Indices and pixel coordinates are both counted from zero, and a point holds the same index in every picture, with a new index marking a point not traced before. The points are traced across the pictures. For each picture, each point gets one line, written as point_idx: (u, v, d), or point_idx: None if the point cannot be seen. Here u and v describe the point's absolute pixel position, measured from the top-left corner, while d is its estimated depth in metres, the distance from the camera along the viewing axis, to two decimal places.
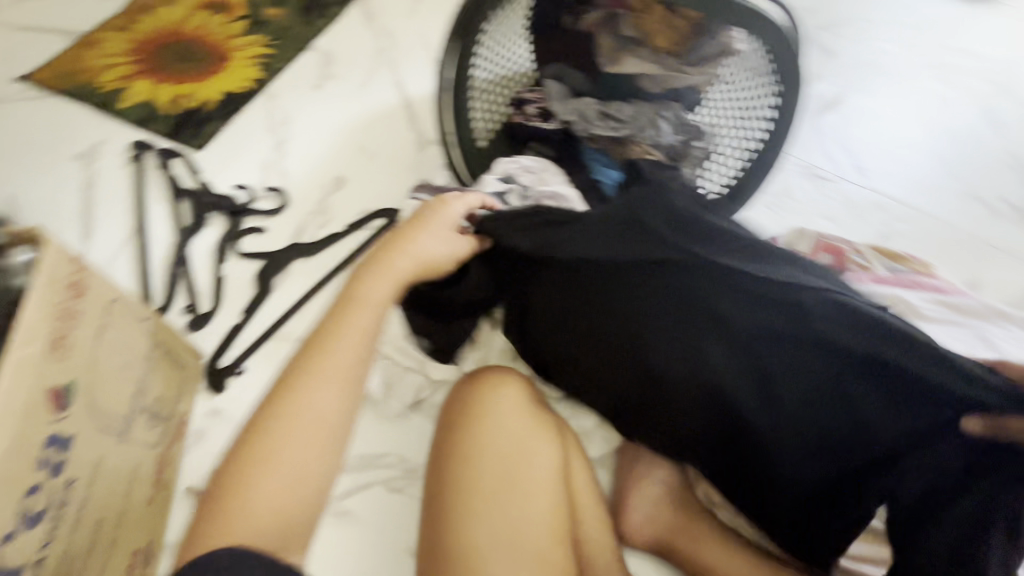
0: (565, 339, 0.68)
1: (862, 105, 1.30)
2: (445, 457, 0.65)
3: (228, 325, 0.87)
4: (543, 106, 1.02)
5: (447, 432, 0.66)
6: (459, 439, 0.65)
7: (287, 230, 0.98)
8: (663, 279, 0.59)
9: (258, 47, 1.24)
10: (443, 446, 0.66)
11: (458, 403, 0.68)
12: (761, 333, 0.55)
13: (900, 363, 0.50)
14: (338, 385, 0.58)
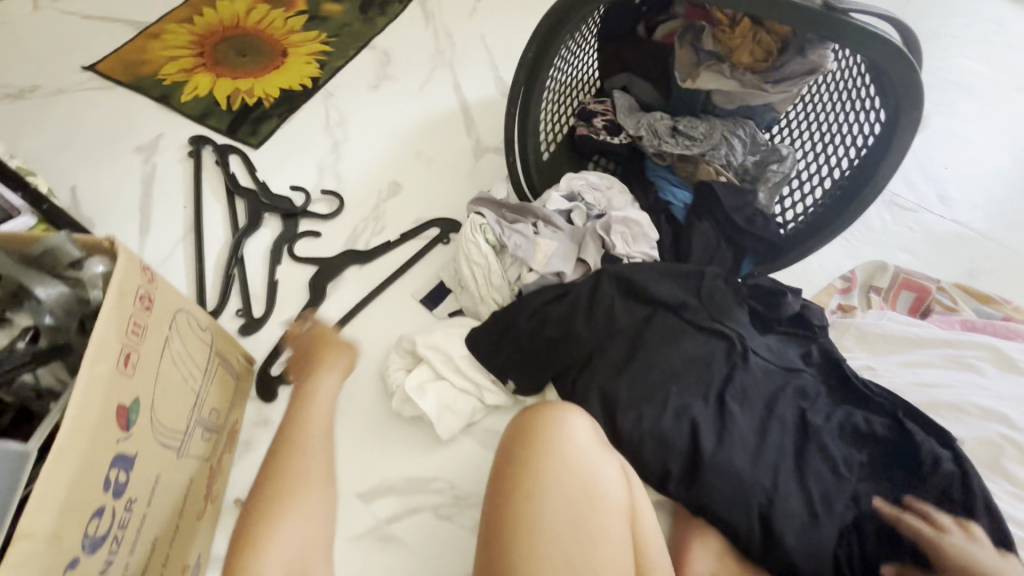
0: (604, 394, 0.69)
1: (946, 128, 1.21)
2: (503, 492, 0.61)
3: (279, 331, 0.86)
4: (610, 119, 0.96)
5: (509, 464, 0.62)
6: (521, 474, 0.61)
7: (341, 235, 0.96)
8: (703, 352, 0.74)
9: (317, 43, 1.22)
10: (501, 479, 0.62)
11: (521, 434, 0.64)
12: (775, 405, 0.72)
13: (871, 429, 0.69)
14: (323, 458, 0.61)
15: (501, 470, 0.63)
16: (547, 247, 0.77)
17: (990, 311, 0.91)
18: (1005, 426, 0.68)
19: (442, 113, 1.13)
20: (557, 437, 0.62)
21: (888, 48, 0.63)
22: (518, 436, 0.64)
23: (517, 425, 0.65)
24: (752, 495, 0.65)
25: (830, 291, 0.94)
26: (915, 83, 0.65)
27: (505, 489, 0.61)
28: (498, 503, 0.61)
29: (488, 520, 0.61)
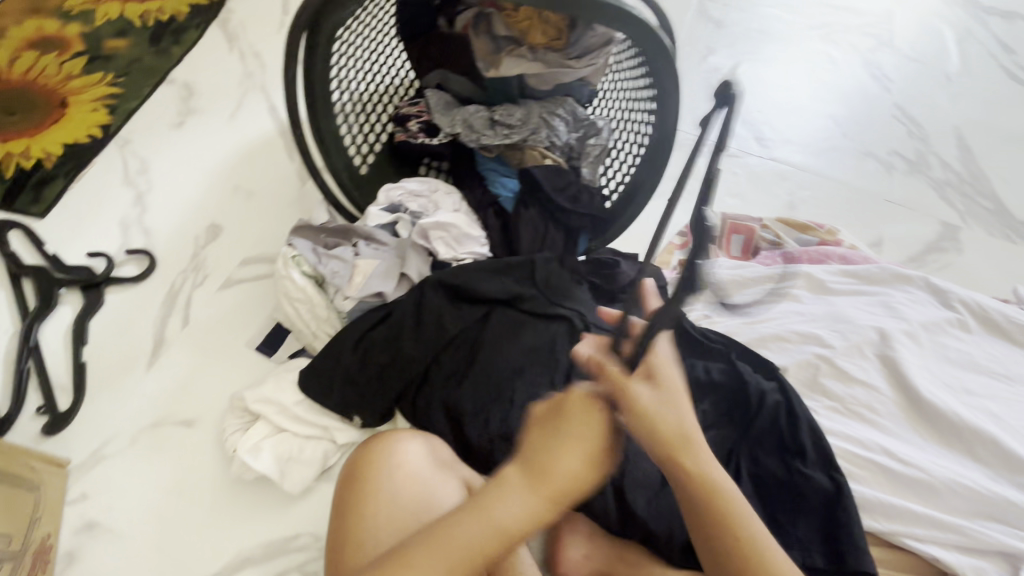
0: (446, 404, 0.68)
1: (756, 75, 1.30)
2: (474, 545, 0.49)
3: (96, 420, 0.76)
4: (426, 119, 0.94)
5: (511, 501, 0.50)
6: (498, 522, 0.49)
7: (157, 295, 0.87)
8: (541, 337, 0.72)
9: (103, 86, 1.09)
10: (476, 532, 0.49)
11: (536, 459, 0.50)
12: None
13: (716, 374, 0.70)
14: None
15: (489, 506, 0.50)
16: (366, 267, 0.73)
17: (808, 238, 0.98)
18: (819, 345, 0.73)
19: (259, 141, 1.05)
20: (582, 468, 0.49)
21: (641, 27, 0.63)
22: (546, 454, 0.50)
23: (535, 450, 0.50)
24: (602, 472, 0.65)
25: (670, 248, 0.97)
26: (670, 58, 0.66)
27: (486, 546, 0.49)
28: (449, 558, 0.49)
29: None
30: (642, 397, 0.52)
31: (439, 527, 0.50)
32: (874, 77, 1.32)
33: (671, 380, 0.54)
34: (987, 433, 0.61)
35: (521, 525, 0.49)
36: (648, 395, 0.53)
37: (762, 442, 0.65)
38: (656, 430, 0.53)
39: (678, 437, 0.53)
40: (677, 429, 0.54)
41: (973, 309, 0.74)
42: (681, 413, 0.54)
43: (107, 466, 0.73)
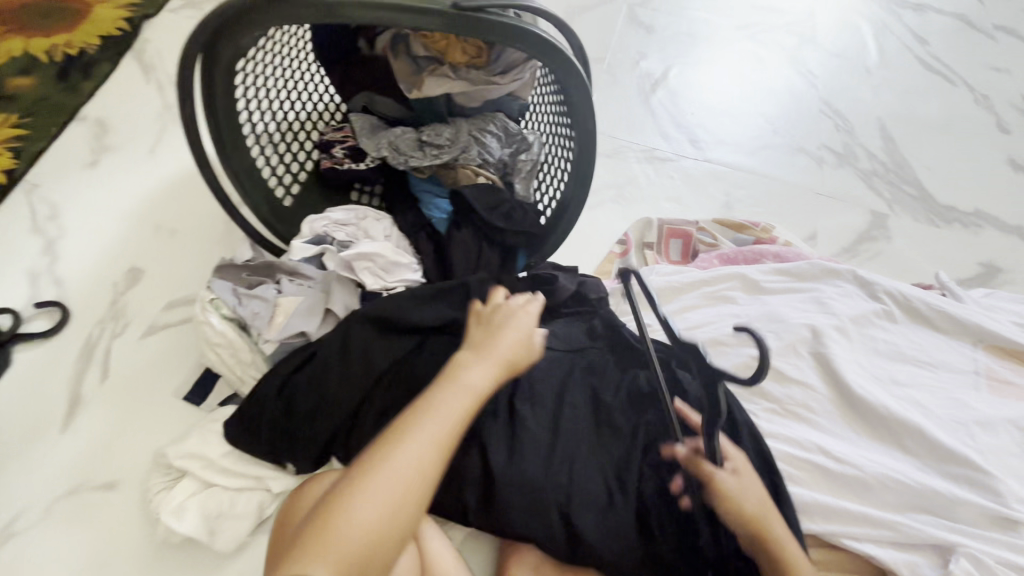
0: None
1: (687, 78, 1.32)
2: (455, 404, 0.54)
3: (8, 491, 0.71)
4: (352, 144, 0.91)
5: (476, 366, 0.57)
6: (471, 385, 0.56)
7: (73, 349, 0.82)
8: None
9: (7, 128, 1.02)
10: (456, 396, 0.54)
11: (480, 335, 0.61)
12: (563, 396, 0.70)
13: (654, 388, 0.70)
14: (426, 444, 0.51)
15: (459, 374, 0.56)
16: (289, 306, 0.70)
17: (745, 237, 1.00)
18: (754, 348, 0.73)
19: (181, 175, 1.00)
20: (524, 327, 0.63)
21: (553, 51, 0.62)
22: (488, 337, 0.61)
23: (480, 332, 0.62)
24: (548, 498, 0.64)
25: (611, 258, 0.97)
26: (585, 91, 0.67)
27: (464, 408, 0.54)
28: (438, 419, 0.52)
29: (416, 449, 0.50)
30: (725, 479, 0.59)
31: (419, 402, 0.54)
32: (802, 74, 1.36)
33: (751, 471, 0.60)
34: (914, 424, 0.62)
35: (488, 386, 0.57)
36: (730, 480, 0.59)
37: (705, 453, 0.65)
38: (742, 507, 0.58)
39: (762, 512, 0.58)
40: (764, 505, 0.58)
41: (899, 299, 0.76)
42: (761, 495, 0.59)
43: (21, 542, 0.68)
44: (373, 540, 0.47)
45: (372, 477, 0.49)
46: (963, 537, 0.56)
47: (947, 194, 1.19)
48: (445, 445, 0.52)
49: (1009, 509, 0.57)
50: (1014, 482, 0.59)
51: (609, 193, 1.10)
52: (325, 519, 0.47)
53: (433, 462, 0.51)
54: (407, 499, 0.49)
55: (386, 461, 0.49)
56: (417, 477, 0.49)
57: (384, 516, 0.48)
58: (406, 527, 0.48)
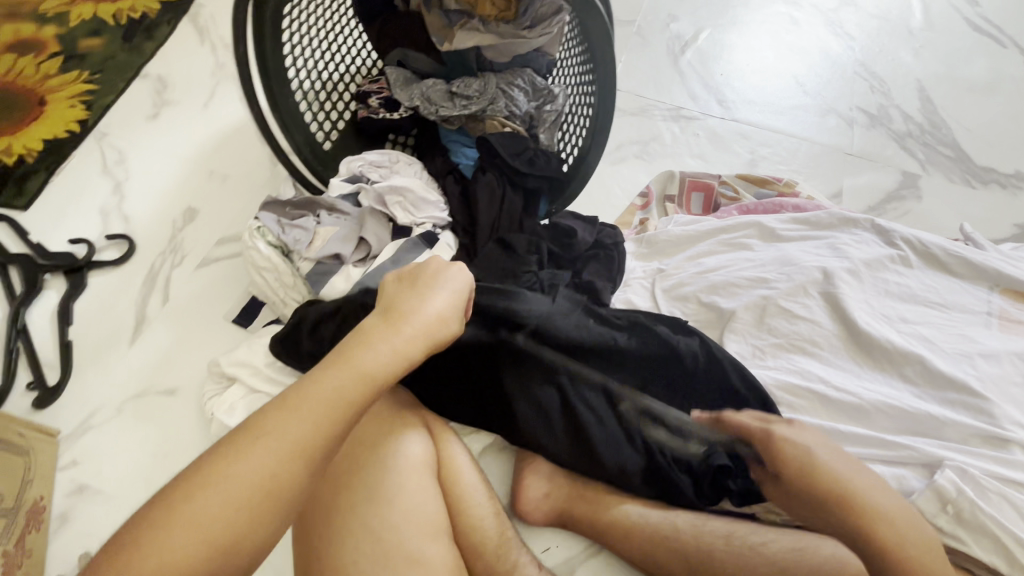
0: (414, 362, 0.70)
1: (719, 40, 1.30)
2: (336, 391, 0.53)
3: (82, 392, 0.81)
4: (386, 95, 0.96)
5: (376, 348, 0.57)
6: (360, 367, 0.55)
7: (139, 277, 0.91)
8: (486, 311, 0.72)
9: (80, 84, 1.12)
10: (338, 382, 0.54)
11: (390, 311, 0.61)
12: (571, 342, 0.71)
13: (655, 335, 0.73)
14: (285, 442, 0.50)
15: (350, 358, 0.55)
16: (327, 232, 0.77)
17: (767, 192, 1.01)
18: (764, 289, 0.75)
19: (232, 127, 1.08)
20: (439, 302, 0.63)
21: None
22: (403, 303, 0.62)
23: (391, 304, 0.62)
24: (558, 427, 0.68)
25: (631, 210, 1.00)
26: (605, 29, 0.70)
27: (346, 394, 0.53)
28: (306, 411, 0.51)
29: (276, 445, 0.49)
30: (771, 488, 0.62)
31: (292, 389, 0.53)
32: (839, 35, 1.32)
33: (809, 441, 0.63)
34: (917, 355, 0.64)
35: (386, 367, 0.56)
36: (779, 494, 0.61)
37: (710, 386, 0.70)
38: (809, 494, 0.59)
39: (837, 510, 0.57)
40: (846, 490, 0.57)
41: (915, 245, 0.76)
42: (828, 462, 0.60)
43: (96, 435, 0.77)
44: (205, 550, 0.45)
45: (221, 476, 0.47)
46: (952, 453, 0.58)
47: (986, 155, 1.16)
48: (313, 438, 0.51)
49: (1004, 430, 0.58)
50: (1012, 408, 0.60)
51: (633, 149, 1.13)
52: (154, 523, 0.46)
53: (293, 459, 0.49)
54: (260, 496, 0.48)
55: (235, 460, 0.48)
56: (265, 479, 0.48)
57: (217, 523, 0.46)
58: (249, 533, 0.47)
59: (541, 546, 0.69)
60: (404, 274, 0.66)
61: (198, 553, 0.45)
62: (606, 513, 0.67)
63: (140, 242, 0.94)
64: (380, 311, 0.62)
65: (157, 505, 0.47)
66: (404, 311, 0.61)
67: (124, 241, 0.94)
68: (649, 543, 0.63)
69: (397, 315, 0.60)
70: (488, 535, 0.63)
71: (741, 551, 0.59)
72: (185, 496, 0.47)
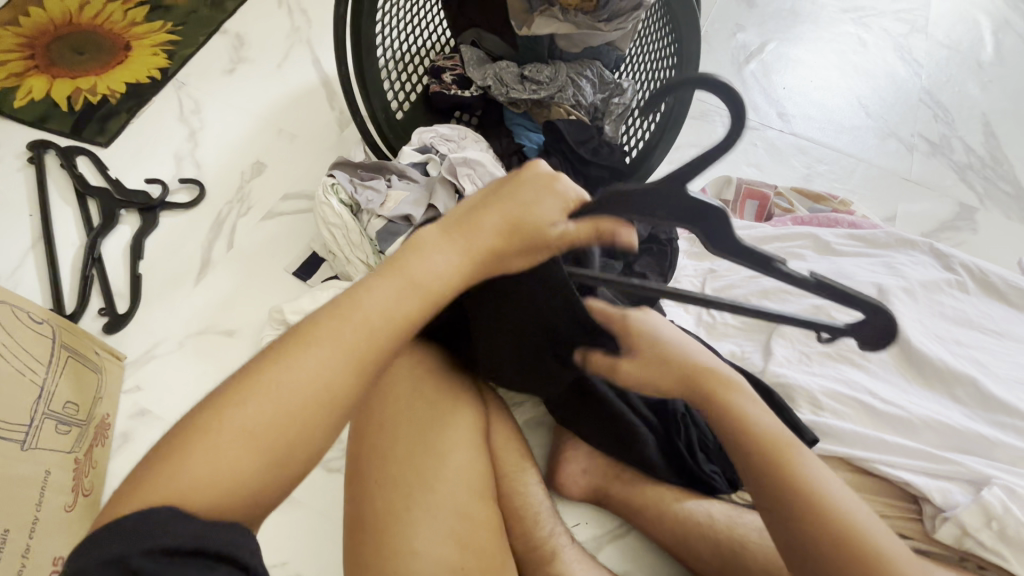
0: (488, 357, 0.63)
1: (785, 53, 1.30)
2: (389, 307, 0.46)
3: (150, 323, 0.85)
4: (459, 72, 0.98)
5: (432, 260, 0.48)
6: (416, 280, 0.48)
7: (206, 222, 0.95)
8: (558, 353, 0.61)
9: (162, 33, 1.16)
10: (389, 295, 0.47)
11: (463, 219, 0.50)
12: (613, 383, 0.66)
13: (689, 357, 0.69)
14: (334, 350, 0.44)
15: (405, 267, 0.48)
16: (398, 195, 0.81)
17: (821, 207, 1.01)
18: (815, 299, 0.75)
19: (304, 90, 1.11)
20: (503, 216, 0.49)
21: None
22: (467, 220, 0.49)
23: (471, 211, 0.50)
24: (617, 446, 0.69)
25: None
26: None
27: (398, 306, 0.47)
28: (353, 326, 0.45)
29: (321, 357, 0.44)
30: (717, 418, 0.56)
31: (337, 300, 0.47)
32: (907, 62, 1.31)
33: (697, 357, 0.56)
34: (969, 376, 0.65)
35: (443, 283, 0.48)
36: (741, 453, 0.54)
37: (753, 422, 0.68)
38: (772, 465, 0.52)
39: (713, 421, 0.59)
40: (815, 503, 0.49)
41: (973, 272, 0.76)
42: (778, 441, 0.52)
43: (157, 365, 0.82)
44: (229, 478, 0.40)
45: (257, 387, 0.42)
46: (1002, 474, 0.59)
47: None
48: (360, 352, 0.45)
49: None
50: None
51: (689, 152, 1.15)
52: (181, 449, 0.40)
53: (343, 373, 0.44)
54: (306, 411, 0.42)
55: (267, 379, 0.42)
56: (308, 398, 0.43)
57: (256, 437, 0.41)
58: (289, 453, 0.42)
59: (573, 521, 0.73)
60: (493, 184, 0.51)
61: (240, 474, 0.40)
62: (640, 493, 0.69)
63: (211, 189, 0.98)
64: (458, 218, 0.50)
65: (193, 422, 0.41)
66: (477, 221, 0.49)
67: (196, 185, 0.98)
68: (678, 530, 0.66)
69: (469, 226, 0.49)
70: (526, 504, 0.65)
71: (774, 545, 0.61)
72: (218, 403, 0.42)
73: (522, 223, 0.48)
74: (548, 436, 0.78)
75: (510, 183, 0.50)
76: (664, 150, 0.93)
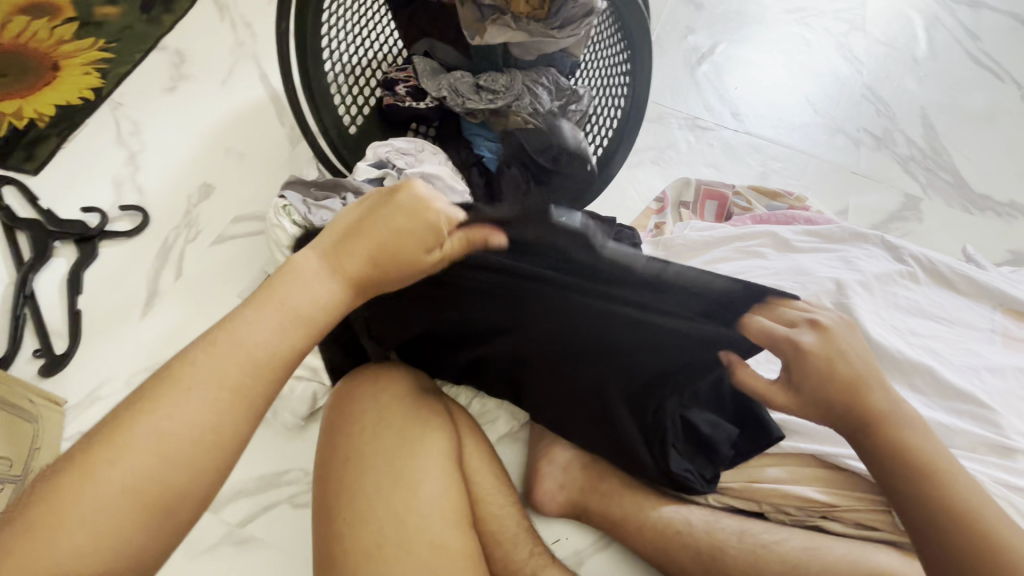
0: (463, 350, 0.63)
1: (735, 54, 1.33)
2: (268, 340, 0.46)
3: (91, 362, 0.80)
4: (413, 84, 0.96)
5: (310, 288, 0.48)
6: (294, 311, 0.47)
7: (151, 250, 0.90)
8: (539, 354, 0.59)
9: (94, 51, 1.09)
10: (266, 328, 0.46)
11: (344, 247, 0.50)
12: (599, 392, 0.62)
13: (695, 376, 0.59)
14: (209, 390, 0.43)
15: (280, 297, 0.47)
16: None
17: (778, 205, 1.03)
18: None
19: (251, 106, 1.07)
20: (383, 238, 0.49)
21: None
22: (350, 246, 0.50)
23: (350, 238, 0.50)
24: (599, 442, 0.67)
25: (647, 214, 1.03)
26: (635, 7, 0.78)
27: (277, 338, 0.46)
28: (230, 360, 0.44)
29: (195, 400, 0.43)
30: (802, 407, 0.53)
31: (213, 336, 0.45)
32: (849, 59, 1.36)
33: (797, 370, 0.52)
34: (926, 366, 0.67)
35: (327, 313, 0.48)
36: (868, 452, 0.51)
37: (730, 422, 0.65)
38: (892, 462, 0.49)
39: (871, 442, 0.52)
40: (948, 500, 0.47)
41: (923, 263, 0.79)
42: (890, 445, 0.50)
43: (103, 407, 0.77)
44: (108, 539, 0.39)
45: (130, 439, 0.41)
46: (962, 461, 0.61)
47: (984, 183, 1.20)
48: (239, 388, 0.44)
49: (1009, 439, 0.63)
50: (1012, 418, 0.65)
51: (649, 155, 1.17)
52: (44, 518, 0.39)
53: (225, 412, 0.43)
54: (187, 456, 0.42)
55: (139, 428, 0.41)
56: (189, 442, 0.42)
57: (134, 491, 0.40)
58: (174, 502, 0.41)
59: (554, 538, 0.72)
60: (363, 211, 0.51)
61: (122, 529, 0.40)
62: (619, 505, 0.69)
63: (155, 215, 0.93)
64: (337, 244, 0.50)
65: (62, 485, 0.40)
66: (355, 246, 0.50)
67: (139, 211, 0.93)
68: (658, 540, 0.66)
69: (347, 253, 0.49)
70: (502, 528, 0.64)
71: (753, 548, 0.61)
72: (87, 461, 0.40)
73: (392, 248, 0.49)
74: (524, 451, 0.77)
75: (383, 208, 0.51)
76: (624, 153, 0.94)
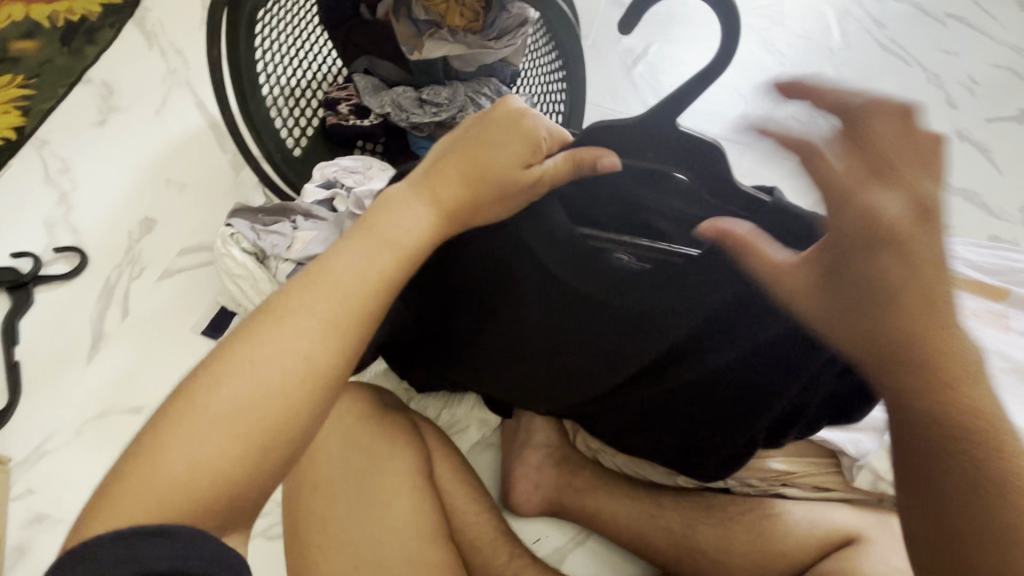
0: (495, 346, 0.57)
1: (667, 53, 1.38)
2: (361, 272, 0.42)
3: (36, 415, 0.76)
4: (354, 103, 0.98)
5: (403, 221, 0.44)
6: (388, 240, 0.44)
7: (91, 292, 0.86)
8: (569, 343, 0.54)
9: (12, 89, 1.04)
10: (361, 257, 0.43)
11: (439, 175, 0.46)
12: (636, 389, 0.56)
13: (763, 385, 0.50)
14: (312, 322, 0.40)
15: (379, 230, 0.44)
16: (305, 236, 0.77)
17: None
18: None
19: (189, 134, 1.04)
20: (481, 161, 0.44)
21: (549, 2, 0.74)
22: (440, 180, 0.45)
23: (450, 163, 0.46)
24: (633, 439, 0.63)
25: None
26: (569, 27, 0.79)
27: (367, 278, 0.42)
28: (329, 292, 0.41)
29: (298, 330, 0.40)
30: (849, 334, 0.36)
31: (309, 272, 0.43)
32: (772, 53, 1.44)
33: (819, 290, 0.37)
34: None
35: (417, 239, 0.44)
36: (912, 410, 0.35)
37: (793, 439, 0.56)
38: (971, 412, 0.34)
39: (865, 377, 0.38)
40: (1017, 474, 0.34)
41: None
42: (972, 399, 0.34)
43: (53, 460, 0.74)
44: (201, 479, 0.36)
45: (233, 370, 0.39)
46: None
47: None
48: (343, 323, 0.41)
49: None
50: None
51: None
52: (137, 459, 0.36)
53: (329, 347, 0.40)
54: (291, 391, 0.39)
55: (245, 356, 0.39)
56: (287, 378, 0.39)
57: (240, 420, 0.38)
58: (275, 440, 0.38)
59: (535, 538, 0.73)
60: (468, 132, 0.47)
61: (214, 470, 0.37)
62: (593, 499, 0.70)
63: (94, 255, 0.89)
64: (433, 172, 0.46)
65: (160, 420, 0.38)
66: (448, 176, 0.45)
67: (75, 251, 0.89)
68: (633, 528, 0.68)
69: (440, 181, 0.45)
70: (481, 534, 0.64)
71: (721, 524, 0.64)
72: (182, 400, 0.38)
73: (488, 166, 0.44)
74: (499, 457, 0.78)
75: (490, 124, 0.46)
76: None
